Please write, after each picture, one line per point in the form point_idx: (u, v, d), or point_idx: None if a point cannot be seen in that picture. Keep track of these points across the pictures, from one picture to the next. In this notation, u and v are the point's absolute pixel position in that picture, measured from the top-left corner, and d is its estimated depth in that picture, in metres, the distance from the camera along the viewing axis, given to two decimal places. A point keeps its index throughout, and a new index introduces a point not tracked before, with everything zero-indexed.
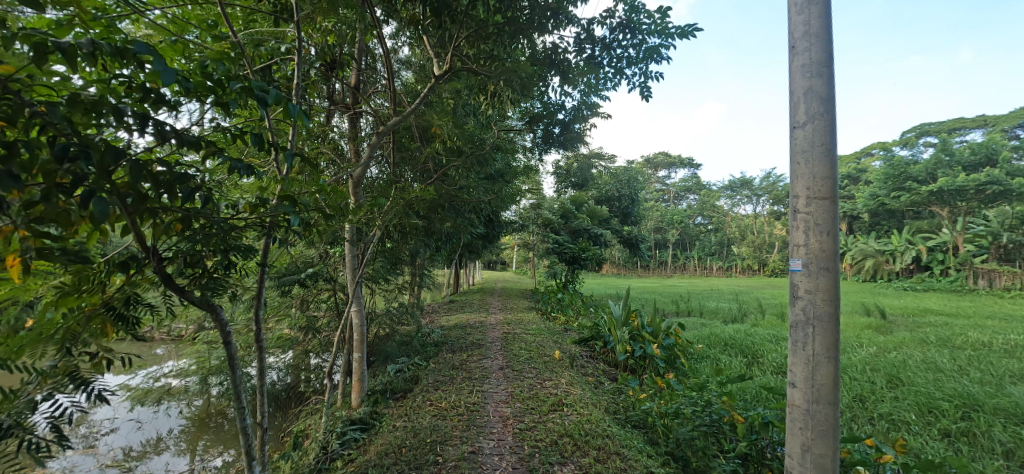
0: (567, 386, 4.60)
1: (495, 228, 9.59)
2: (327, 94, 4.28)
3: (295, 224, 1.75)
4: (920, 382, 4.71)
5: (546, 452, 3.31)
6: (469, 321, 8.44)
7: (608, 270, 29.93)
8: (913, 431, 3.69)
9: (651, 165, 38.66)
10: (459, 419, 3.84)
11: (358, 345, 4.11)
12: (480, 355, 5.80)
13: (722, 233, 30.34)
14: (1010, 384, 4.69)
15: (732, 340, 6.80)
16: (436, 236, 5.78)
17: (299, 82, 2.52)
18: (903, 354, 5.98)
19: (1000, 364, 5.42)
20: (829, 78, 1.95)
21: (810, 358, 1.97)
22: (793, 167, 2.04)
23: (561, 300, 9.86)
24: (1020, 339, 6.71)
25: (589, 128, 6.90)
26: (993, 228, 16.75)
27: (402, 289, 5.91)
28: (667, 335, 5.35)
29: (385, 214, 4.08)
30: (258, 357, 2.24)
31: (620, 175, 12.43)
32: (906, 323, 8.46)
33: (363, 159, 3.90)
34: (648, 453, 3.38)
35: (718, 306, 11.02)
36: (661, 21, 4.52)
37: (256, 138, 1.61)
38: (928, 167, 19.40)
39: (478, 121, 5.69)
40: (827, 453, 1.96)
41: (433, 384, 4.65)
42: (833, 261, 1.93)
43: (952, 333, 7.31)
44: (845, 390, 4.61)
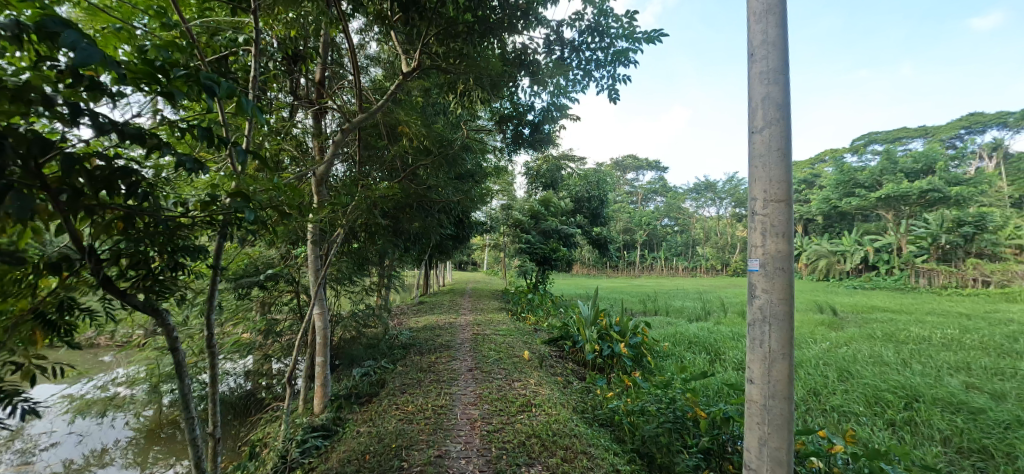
0: (536, 386, 4.61)
1: (466, 229, 9.55)
2: (290, 89, 4.14)
3: (247, 222, 1.68)
4: (868, 375, 4.98)
5: (514, 453, 3.31)
6: (439, 323, 8.35)
7: (577, 270, 30.24)
8: (861, 421, 3.89)
9: (620, 166, 39.32)
10: (426, 423, 3.78)
11: (321, 349, 3.99)
12: (449, 356, 5.74)
13: (688, 234, 31.21)
14: (947, 376, 5.02)
15: (696, 339, 6.98)
16: (404, 236, 5.68)
17: (258, 74, 2.41)
18: (854, 349, 6.30)
19: (939, 356, 5.80)
20: (785, 86, 2.02)
21: (766, 355, 2.03)
22: (751, 170, 2.10)
23: (531, 301, 9.88)
24: (955, 333, 7.21)
25: (558, 130, 6.96)
26: (932, 230, 17.95)
27: (370, 291, 5.78)
28: (634, 334, 5.44)
29: (350, 214, 3.97)
30: (211, 363, 2.13)
31: (590, 177, 12.46)
32: (856, 320, 8.92)
33: (327, 157, 3.81)
34: (615, 451, 3.42)
35: (684, 306, 11.30)
36: (629, 25, 4.60)
37: (205, 131, 1.52)
38: (874, 175, 20.97)
39: (447, 121, 5.65)
40: (782, 447, 2.02)
41: (400, 388, 4.56)
42: (787, 261, 2.00)
43: (897, 328, 7.79)
44: (801, 384, 4.81)
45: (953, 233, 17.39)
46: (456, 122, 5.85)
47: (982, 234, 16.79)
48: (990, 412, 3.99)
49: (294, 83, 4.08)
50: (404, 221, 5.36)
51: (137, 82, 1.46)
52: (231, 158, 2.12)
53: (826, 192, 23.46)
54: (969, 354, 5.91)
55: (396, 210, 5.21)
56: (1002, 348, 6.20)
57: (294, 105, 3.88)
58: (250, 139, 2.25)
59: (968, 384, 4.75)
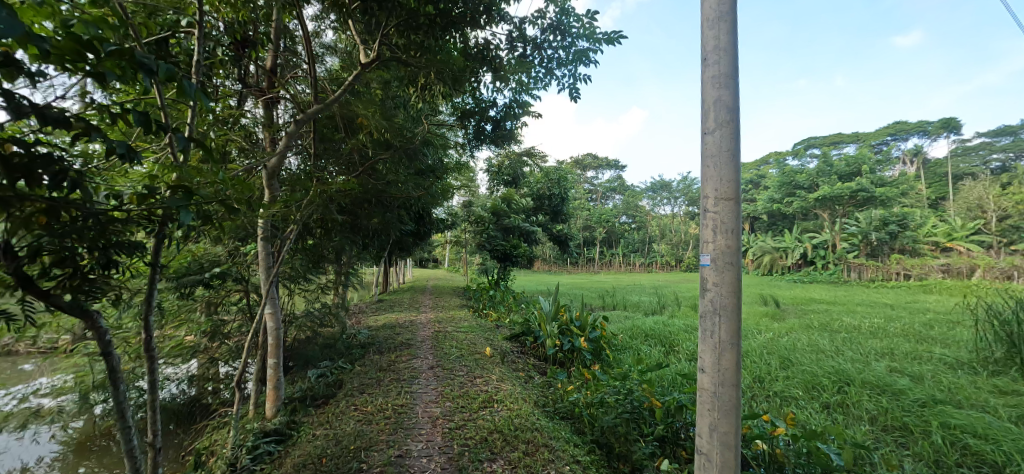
0: (497, 382, 4.63)
1: (426, 225, 9.43)
2: (238, 76, 3.93)
3: (188, 217, 1.58)
4: (807, 362, 5.31)
5: (476, 449, 3.30)
6: (398, 321, 8.19)
7: (539, 267, 30.53)
8: (799, 405, 4.16)
9: (580, 165, 39.92)
10: (386, 423, 3.71)
11: (274, 350, 3.83)
12: (410, 355, 5.65)
13: (644, 231, 32.13)
14: (874, 361, 5.44)
15: (652, 332, 7.20)
16: (363, 232, 5.54)
17: (202, 58, 2.27)
18: (794, 338, 6.71)
19: (868, 343, 6.27)
20: (735, 89, 2.10)
21: (717, 345, 2.13)
22: (703, 170, 2.18)
23: (492, 297, 9.87)
24: (881, 322, 7.84)
25: (519, 126, 6.99)
26: (862, 228, 19.20)
27: (327, 289, 5.59)
28: (593, 328, 5.56)
29: (304, 210, 3.82)
30: (149, 369, 2.00)
31: (552, 174, 12.24)
32: (797, 311, 9.49)
33: (280, 149, 3.65)
34: (575, 443, 3.49)
35: (640, 300, 11.63)
36: (589, 25, 4.67)
37: (139, 116, 1.43)
38: (813, 177, 22.42)
39: (408, 114, 5.54)
40: (730, 431, 2.12)
41: (358, 388, 4.46)
42: (736, 256, 2.09)
43: (831, 318, 8.37)
44: (747, 372, 5.07)
45: (881, 231, 18.83)
46: (417, 116, 5.75)
47: (901, 233, 18.45)
48: (910, 392, 4.36)
49: (243, 69, 3.88)
50: (362, 217, 5.22)
51: (62, 61, 1.36)
52: (172, 147, 1.98)
53: (772, 192, 24.78)
54: (892, 340, 6.43)
55: (354, 205, 5.07)
56: (921, 334, 6.79)
57: (242, 92, 3.68)
58: (193, 127, 2.11)
59: (892, 368, 5.16)
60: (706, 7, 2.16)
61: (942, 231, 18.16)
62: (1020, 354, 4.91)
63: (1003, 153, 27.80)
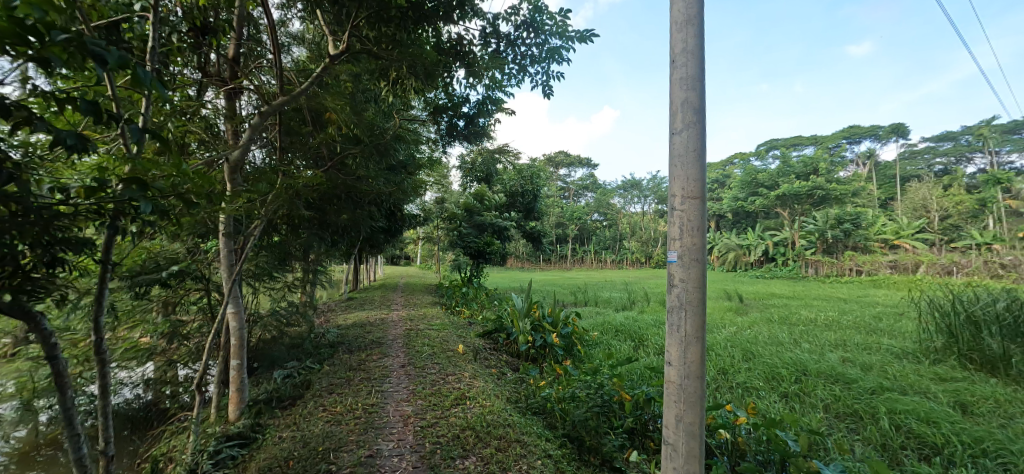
0: (470, 379, 4.62)
1: (398, 222, 9.30)
2: (198, 64, 3.77)
3: (145, 211, 1.52)
4: (767, 354, 5.53)
5: (448, 447, 3.29)
6: (368, 319, 8.04)
7: (512, 263, 30.58)
8: (760, 395, 4.32)
9: (553, 163, 40.15)
10: (356, 423, 3.65)
11: (236, 351, 3.71)
12: (381, 353, 5.57)
13: (615, 228, 32.62)
14: (829, 352, 5.71)
15: (622, 327, 7.35)
16: (332, 229, 5.40)
17: (157, 44, 2.17)
18: (755, 331, 6.97)
19: (823, 335, 6.59)
20: (702, 91, 2.16)
21: (683, 339, 2.18)
22: (671, 169, 2.22)
23: (465, 295, 9.80)
24: (835, 314, 8.25)
25: (492, 123, 6.98)
26: (818, 226, 20.13)
27: (295, 287, 5.39)
28: (565, 324, 5.61)
29: (269, 205, 3.70)
30: (100, 373, 1.90)
31: (525, 171, 12.25)
32: (759, 305, 9.86)
33: (243, 141, 3.52)
34: (547, 437, 3.53)
35: (610, 296, 11.82)
36: (562, 24, 4.70)
37: (88, 105, 1.36)
38: (774, 176, 23.29)
39: (379, 108, 5.45)
40: (695, 421, 2.18)
41: (326, 388, 4.36)
42: (701, 253, 2.15)
43: (790, 312, 8.75)
44: (712, 365, 5.23)
45: (836, 229, 19.75)
46: (387, 111, 5.66)
47: (855, 231, 19.44)
48: (860, 380, 4.60)
49: (203, 58, 3.72)
50: (331, 213, 5.10)
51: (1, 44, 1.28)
52: (124, 137, 1.88)
53: (736, 191, 25.61)
54: (845, 332, 6.78)
55: (322, 201, 4.95)
56: (871, 326, 7.19)
57: (202, 82, 3.53)
58: (147, 117, 2.00)
59: (845, 358, 5.44)
60: (674, 11, 2.21)
61: (891, 229, 19.22)
62: (958, 343, 5.27)
63: (945, 156, 29.66)
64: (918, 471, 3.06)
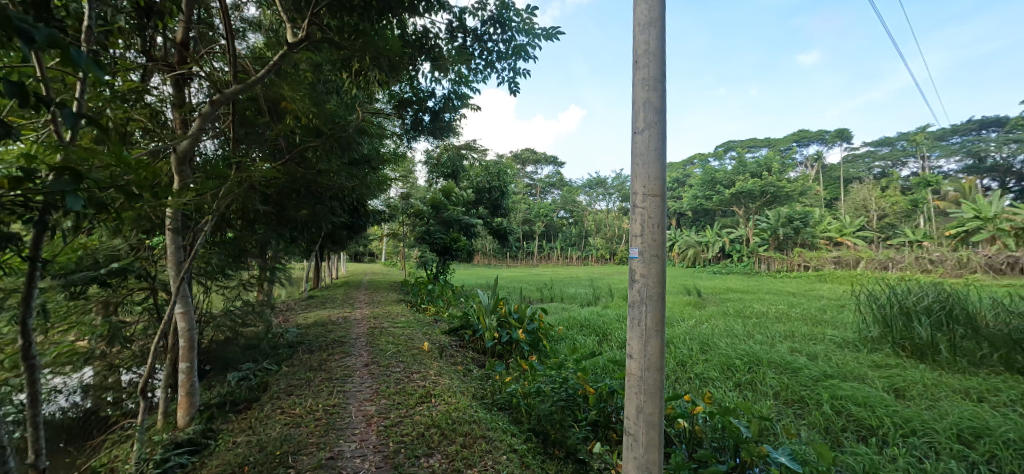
0: (435, 376, 4.58)
1: (361, 218, 9.08)
2: (142, 48, 3.54)
3: (79, 203, 1.43)
4: (723, 346, 5.76)
5: (412, 446, 3.25)
6: (330, 318, 7.81)
7: (478, 260, 30.51)
8: (716, 385, 4.50)
9: (519, 159, 40.28)
10: (316, 424, 3.55)
11: (186, 353, 3.53)
12: (343, 352, 5.44)
13: (580, 225, 33.07)
14: (779, 343, 6.01)
15: (586, 322, 7.48)
16: (290, 224, 5.20)
17: (94, 24, 2.03)
18: (713, 324, 7.25)
19: (774, 327, 6.93)
20: (662, 92, 2.21)
21: (643, 332, 2.24)
22: (633, 167, 2.26)
23: (430, 291, 9.69)
24: (786, 308, 8.70)
25: (458, 119, 6.92)
26: (771, 223, 21.11)
27: (251, 285, 5.13)
28: (531, 320, 5.63)
29: (222, 199, 3.54)
30: (29, 379, 1.77)
31: (492, 167, 12.23)
32: (716, 300, 10.25)
33: (192, 132, 3.34)
34: (512, 432, 3.55)
35: (576, 292, 11.99)
36: (528, 21, 4.71)
37: (12, 87, 1.27)
38: (731, 175, 24.24)
39: (340, 100, 5.30)
40: (655, 412, 2.24)
41: (285, 390, 4.21)
42: (660, 249, 2.20)
43: (745, 305, 9.15)
44: (672, 357, 5.39)
45: (787, 226, 20.77)
46: (350, 103, 5.51)
47: (804, 228, 20.50)
48: (807, 369, 4.86)
49: (147, 41, 3.50)
50: (289, 207, 4.92)
51: None
52: (55, 125, 1.75)
53: (696, 190, 26.49)
54: (794, 324, 7.16)
55: (280, 195, 4.77)
56: (817, 318, 7.63)
57: (147, 67, 3.33)
58: (82, 102, 1.88)
59: (794, 348, 5.73)
60: (638, 13, 2.25)
61: (835, 226, 20.42)
62: (893, 332, 5.66)
63: (884, 160, 31.75)
64: (857, 451, 3.28)
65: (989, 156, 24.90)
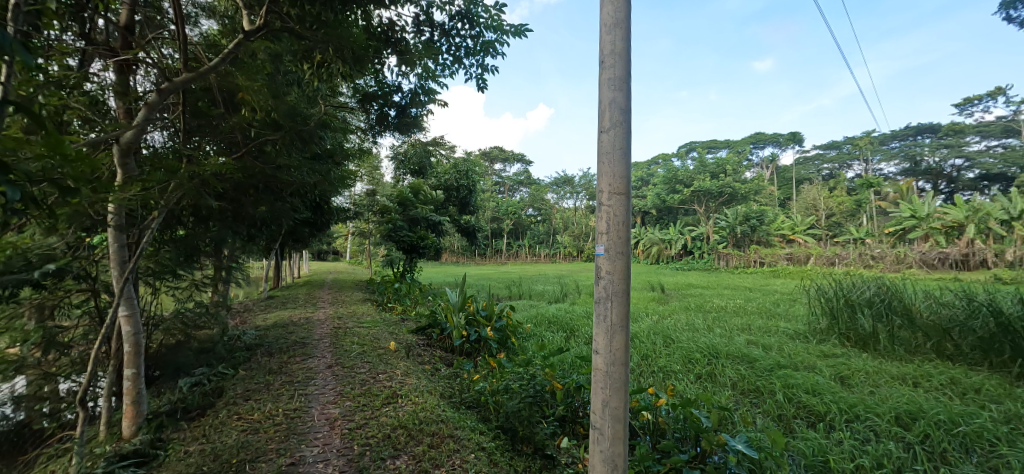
0: (402, 377, 4.51)
1: (324, 215, 8.83)
2: (81, 30, 3.31)
3: (8, 196, 1.33)
4: (685, 339, 5.94)
5: (378, 448, 3.18)
6: (291, 319, 7.56)
7: (446, 258, 30.31)
8: (678, 377, 4.63)
9: (488, 157, 40.21)
10: (276, 430, 3.42)
11: (131, 358, 3.32)
12: (305, 354, 5.27)
13: (549, 223, 33.34)
14: (737, 335, 6.26)
15: (554, 318, 7.55)
16: (248, 222, 4.98)
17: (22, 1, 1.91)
18: (675, 319, 7.46)
19: (733, 321, 7.21)
20: (628, 92, 2.24)
21: (608, 328, 2.26)
22: (599, 166, 2.28)
23: (397, 290, 9.53)
24: (743, 302, 9.07)
25: (425, 114, 6.82)
26: (729, 221, 21.92)
27: (205, 285, 4.73)
28: (499, 317, 5.68)
29: (171, 195, 3.35)
30: None
31: (461, 165, 12.16)
32: (678, 295, 10.58)
33: (137, 122, 3.15)
34: (480, 430, 3.53)
35: (543, 289, 12.09)
36: (496, 17, 4.69)
37: None
38: (692, 175, 25.02)
39: (302, 92, 5.12)
40: (620, 406, 2.27)
41: (242, 395, 4.03)
42: (625, 246, 2.23)
43: (705, 300, 9.48)
44: (636, 351, 5.52)
45: (744, 224, 21.62)
46: (312, 96, 5.35)
47: (760, 226, 21.44)
48: (762, 359, 5.09)
49: (86, 24, 3.27)
50: (246, 204, 4.71)
51: None
52: None
53: (659, 189, 27.23)
54: (750, 317, 7.49)
55: (236, 191, 4.56)
56: (771, 311, 7.99)
57: (86, 50, 3.11)
58: (8, 87, 1.77)
59: (750, 340, 5.98)
60: (604, 13, 2.28)
61: (788, 225, 21.47)
62: (839, 323, 6.01)
63: (832, 162, 33.56)
64: (807, 436, 3.44)
65: (924, 159, 26.84)
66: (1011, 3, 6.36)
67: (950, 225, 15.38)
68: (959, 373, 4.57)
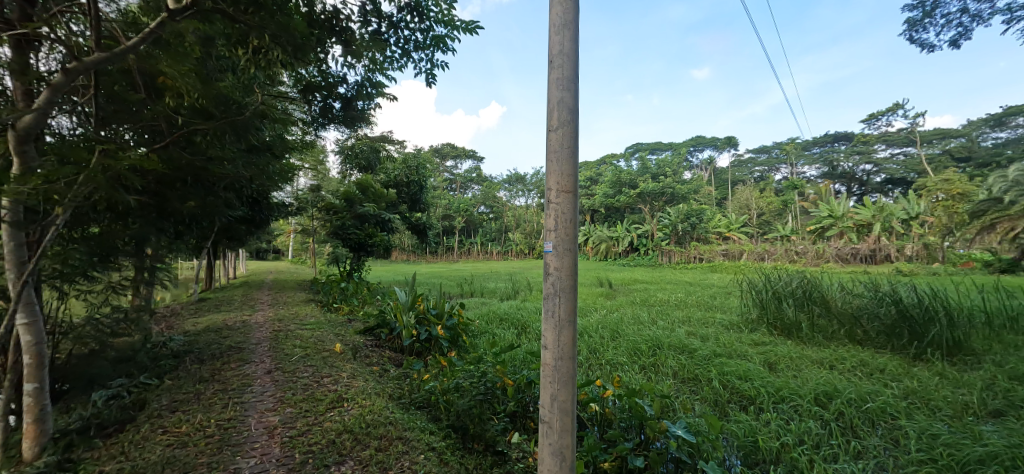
0: (348, 380, 4.36)
1: (263, 211, 8.35)
2: None
3: None
4: (631, 332, 6.15)
5: (322, 454, 3.05)
6: (226, 322, 7.08)
7: (397, 255, 29.68)
8: (624, 368, 4.78)
9: (439, 153, 39.67)
10: (207, 442, 3.20)
11: (32, 372, 2.99)
12: (241, 360, 4.95)
13: (500, 221, 33.39)
14: (678, 327, 6.56)
15: (505, 315, 7.58)
16: (174, 218, 4.62)
17: None
18: (622, 313, 7.72)
19: (675, 313, 7.56)
20: (575, 93, 2.26)
21: (557, 323, 2.28)
22: (547, 164, 2.29)
23: (344, 290, 9.18)
24: (685, 296, 9.52)
25: (373, 107, 6.62)
26: (672, 219, 22.91)
27: (124, 288, 4.32)
28: (450, 316, 5.54)
29: (81, 188, 3.03)
30: None
31: (410, 160, 11.92)
32: (625, 290, 10.96)
33: (39, 105, 2.83)
34: (430, 430, 3.47)
35: (496, 287, 12.08)
36: (447, 12, 4.63)
37: None
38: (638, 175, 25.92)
39: (236, 80, 4.80)
40: (568, 399, 2.31)
41: (168, 406, 3.73)
42: (572, 242, 2.26)
43: (650, 294, 9.87)
44: (584, 345, 5.65)
45: (685, 222, 22.68)
46: (248, 84, 5.03)
47: (699, 224, 22.61)
48: (700, 349, 5.36)
49: None
50: (173, 199, 4.35)
51: None
52: None
53: (606, 188, 28.05)
54: (690, 310, 7.89)
55: (160, 184, 4.19)
56: (709, 303, 8.45)
57: None
58: None
59: (690, 331, 6.29)
60: (553, 14, 2.29)
61: (724, 223, 22.76)
62: (767, 313, 6.45)
63: (763, 165, 35.98)
64: (739, 419, 3.66)
65: (840, 164, 29.44)
66: (914, 25, 7.06)
67: (861, 223, 16.88)
68: (867, 356, 5.03)
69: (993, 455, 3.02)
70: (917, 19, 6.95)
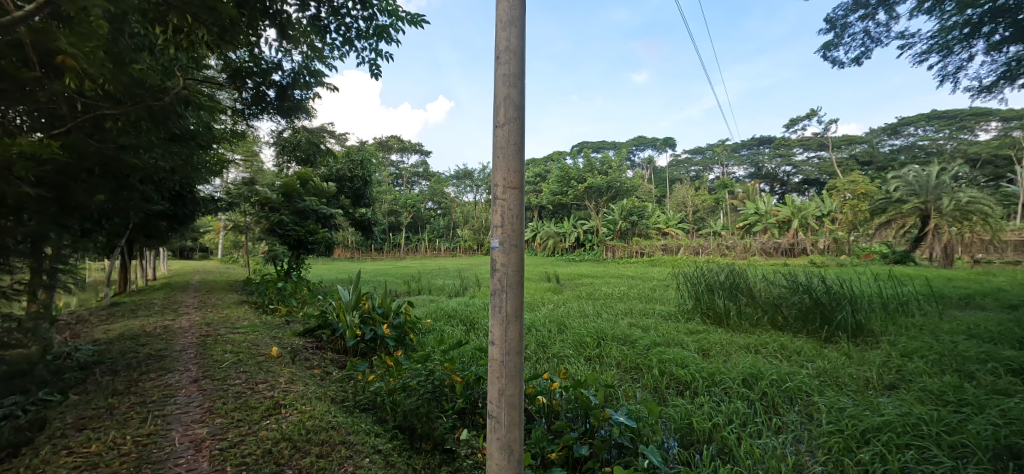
0: (286, 385, 4.12)
1: (187, 206, 7.69)
2: None
3: None
4: (577, 325, 6.28)
5: (256, 465, 2.85)
6: (145, 329, 6.45)
7: (339, 253, 28.60)
8: (570, 360, 4.88)
9: (384, 147, 38.53)
10: (122, 461, 2.90)
11: None
12: (163, 369, 4.55)
13: (449, 217, 32.99)
14: (622, 319, 6.76)
15: (453, 312, 7.49)
16: (80, 214, 4.04)
17: None
18: (569, 307, 7.86)
19: (619, 306, 7.80)
20: (522, 89, 2.24)
21: (504, 318, 2.27)
22: (495, 160, 2.25)
23: (281, 290, 8.66)
24: (628, 289, 9.87)
25: (312, 96, 6.29)
26: (615, 215, 23.67)
27: (18, 293, 3.54)
28: (396, 314, 5.40)
29: None
30: None
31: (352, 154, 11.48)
32: (571, 284, 11.20)
33: None
34: (376, 433, 3.35)
35: (443, 283, 11.93)
36: (391, 2, 4.48)
37: None
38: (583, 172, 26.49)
39: (154, 60, 4.37)
40: (515, 393, 2.29)
41: (74, 425, 3.35)
42: (518, 239, 2.24)
43: (596, 288, 10.15)
44: (532, 339, 5.71)
45: (627, 218, 23.50)
46: (169, 66, 4.61)
47: (640, 221, 23.51)
48: (641, 340, 5.57)
49: None
50: (78, 192, 3.82)
51: None
52: None
53: (552, 185, 28.51)
54: (632, 302, 8.18)
55: (62, 175, 3.67)
56: (650, 296, 8.80)
57: None
58: None
59: (632, 323, 6.53)
60: (500, 10, 2.26)
61: (663, 219, 23.85)
62: (701, 304, 6.80)
63: (699, 165, 38.07)
64: (676, 403, 3.84)
65: (765, 165, 31.69)
66: (829, 46, 7.69)
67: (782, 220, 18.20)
68: (787, 340, 5.45)
69: (888, 423, 3.36)
70: (832, 40, 7.57)
